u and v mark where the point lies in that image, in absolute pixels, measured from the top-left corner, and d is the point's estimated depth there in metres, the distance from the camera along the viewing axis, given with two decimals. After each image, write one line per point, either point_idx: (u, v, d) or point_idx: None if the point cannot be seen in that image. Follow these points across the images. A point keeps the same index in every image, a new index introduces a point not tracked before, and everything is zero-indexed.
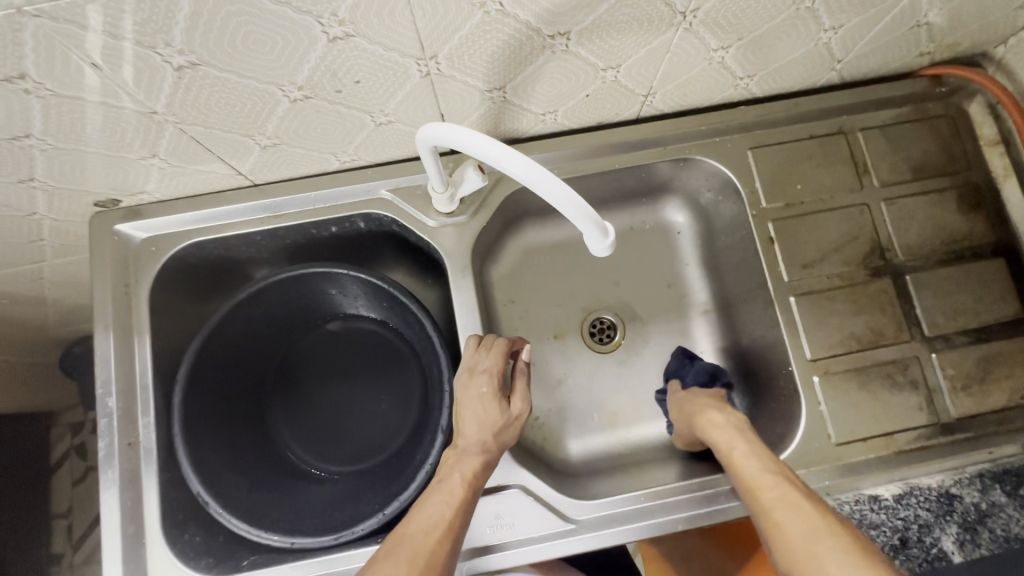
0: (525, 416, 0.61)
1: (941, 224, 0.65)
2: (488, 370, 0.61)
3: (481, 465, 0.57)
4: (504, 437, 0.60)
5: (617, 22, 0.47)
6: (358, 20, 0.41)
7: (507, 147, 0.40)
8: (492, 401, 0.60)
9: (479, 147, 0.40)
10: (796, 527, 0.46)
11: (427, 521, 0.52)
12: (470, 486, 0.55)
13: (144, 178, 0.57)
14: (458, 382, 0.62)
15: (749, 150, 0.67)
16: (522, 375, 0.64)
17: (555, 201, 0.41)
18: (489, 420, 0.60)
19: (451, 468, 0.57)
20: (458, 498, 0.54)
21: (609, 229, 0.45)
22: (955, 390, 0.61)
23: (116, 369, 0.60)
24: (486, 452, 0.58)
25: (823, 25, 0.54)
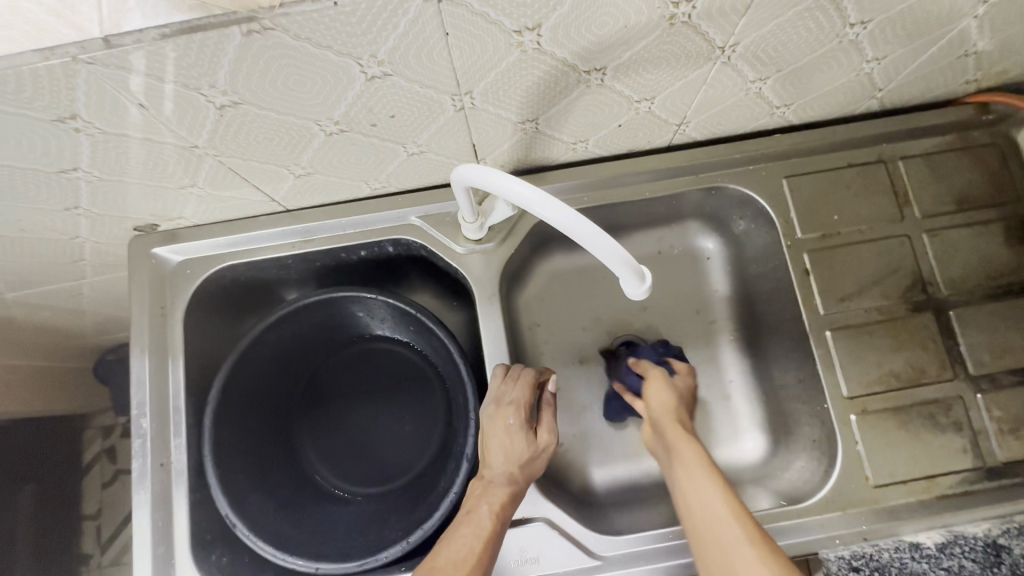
0: (552, 448, 0.61)
1: (987, 258, 0.63)
2: (515, 401, 0.60)
3: (508, 498, 0.57)
4: (531, 470, 0.59)
5: (655, 58, 0.47)
6: (396, 61, 0.41)
7: (541, 191, 0.39)
8: (519, 433, 0.60)
9: (515, 191, 0.40)
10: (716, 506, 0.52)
11: (455, 555, 0.52)
12: (498, 520, 0.55)
13: (182, 205, 0.59)
14: (484, 412, 0.61)
15: (785, 179, 0.66)
16: (549, 406, 0.63)
17: (591, 246, 0.40)
18: (516, 451, 0.59)
19: (478, 500, 0.57)
20: (487, 532, 0.54)
21: (644, 273, 0.43)
22: (1002, 433, 0.58)
23: (150, 390, 0.61)
24: (513, 485, 0.58)
25: (866, 56, 0.53)
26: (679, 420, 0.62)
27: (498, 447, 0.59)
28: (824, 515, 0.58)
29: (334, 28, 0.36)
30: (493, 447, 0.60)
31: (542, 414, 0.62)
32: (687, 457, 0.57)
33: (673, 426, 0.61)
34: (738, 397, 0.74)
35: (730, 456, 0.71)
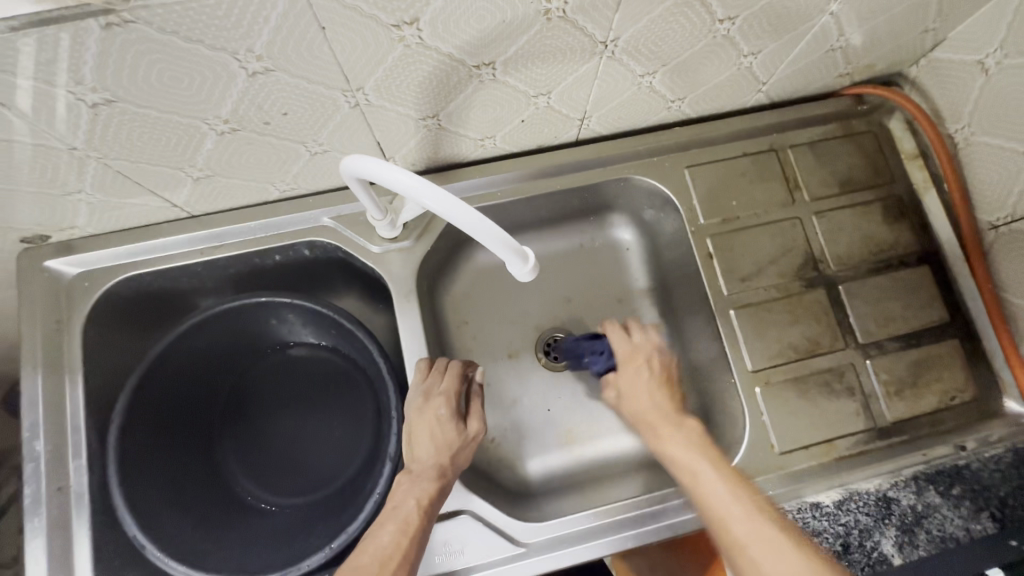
0: (480, 437, 0.62)
1: (869, 235, 0.69)
2: (444, 393, 0.61)
3: (435, 492, 0.56)
4: (460, 459, 0.60)
5: (541, 52, 0.49)
6: (276, 56, 0.41)
7: (424, 181, 0.40)
8: (449, 422, 0.61)
9: (399, 181, 0.40)
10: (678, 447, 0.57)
11: (378, 553, 0.50)
12: (425, 513, 0.54)
13: (73, 214, 0.56)
14: (412, 406, 0.61)
15: (686, 168, 0.69)
16: (477, 398, 0.64)
17: (473, 232, 0.41)
18: (445, 441, 0.60)
19: (403, 495, 0.55)
20: (413, 527, 0.53)
21: (529, 254, 0.45)
22: (890, 395, 0.64)
23: (45, 412, 0.58)
24: (442, 477, 0.58)
25: (741, 50, 0.57)
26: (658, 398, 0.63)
27: (426, 440, 0.60)
28: None
29: (202, 22, 0.36)
30: (420, 440, 0.60)
31: (470, 405, 0.64)
32: (671, 437, 0.58)
33: (663, 426, 0.60)
34: None
35: None
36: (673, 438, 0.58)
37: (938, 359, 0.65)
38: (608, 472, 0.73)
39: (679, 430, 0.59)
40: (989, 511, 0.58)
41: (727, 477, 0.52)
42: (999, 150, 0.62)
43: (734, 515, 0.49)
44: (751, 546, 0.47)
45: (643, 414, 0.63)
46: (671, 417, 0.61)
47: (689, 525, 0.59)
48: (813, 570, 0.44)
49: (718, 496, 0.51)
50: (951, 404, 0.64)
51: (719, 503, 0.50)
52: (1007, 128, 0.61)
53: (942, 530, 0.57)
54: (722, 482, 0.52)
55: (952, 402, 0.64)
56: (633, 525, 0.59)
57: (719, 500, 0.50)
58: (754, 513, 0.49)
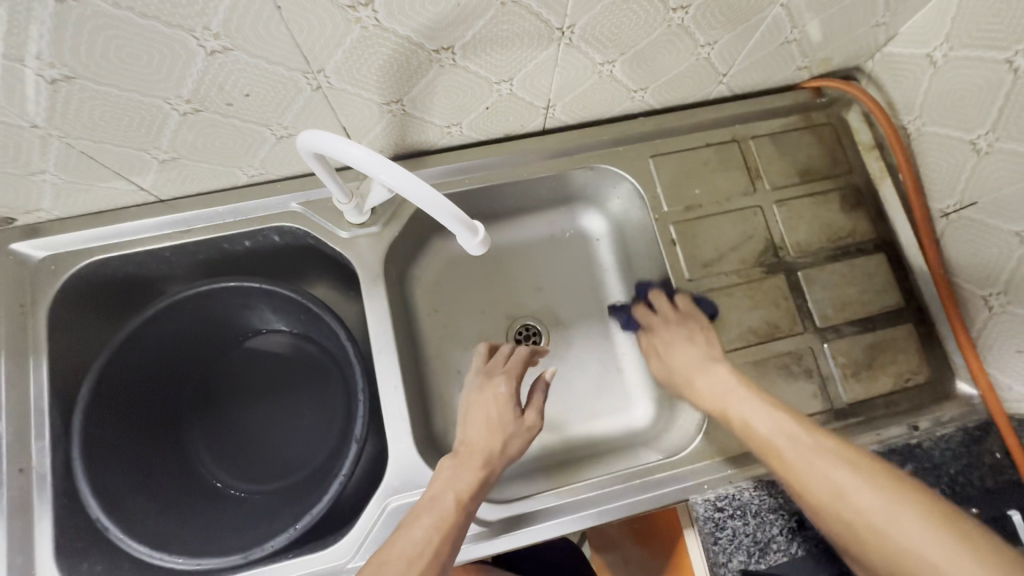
0: (537, 431, 0.63)
1: (827, 223, 0.71)
2: (504, 371, 0.66)
3: (475, 483, 0.56)
4: (508, 449, 0.60)
5: (498, 37, 0.50)
6: (233, 34, 0.42)
7: (378, 157, 0.41)
8: (505, 404, 0.63)
9: (354, 156, 0.41)
10: (746, 412, 0.56)
11: (412, 546, 0.49)
12: (462, 508, 0.53)
13: (38, 196, 0.56)
14: (476, 386, 0.65)
15: (650, 158, 0.71)
16: (541, 388, 0.65)
17: (425, 208, 0.42)
18: (499, 423, 0.62)
19: (446, 485, 0.55)
20: (449, 523, 0.51)
21: (479, 228, 0.46)
22: (846, 377, 0.65)
23: (7, 394, 0.58)
24: (484, 468, 0.57)
25: (697, 40, 0.59)
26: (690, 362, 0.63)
27: (481, 421, 0.62)
28: (695, 464, 0.62)
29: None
30: (474, 420, 0.62)
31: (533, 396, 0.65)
32: (730, 396, 0.58)
33: (714, 390, 0.59)
34: (630, 367, 0.78)
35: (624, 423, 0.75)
36: (725, 384, 0.58)
37: (893, 342, 0.67)
38: (576, 457, 0.74)
39: (723, 372, 0.60)
40: (939, 487, 0.60)
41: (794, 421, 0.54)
42: (948, 139, 0.64)
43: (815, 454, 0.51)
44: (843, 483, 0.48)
45: (694, 386, 0.61)
46: (729, 372, 0.60)
47: (649, 504, 0.60)
48: (882, 495, 0.46)
49: (788, 440, 0.52)
50: (905, 386, 0.66)
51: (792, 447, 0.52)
52: (954, 118, 0.63)
53: None
54: (786, 433, 0.52)
55: (906, 384, 0.66)
56: (594, 504, 0.60)
57: (797, 471, 0.50)
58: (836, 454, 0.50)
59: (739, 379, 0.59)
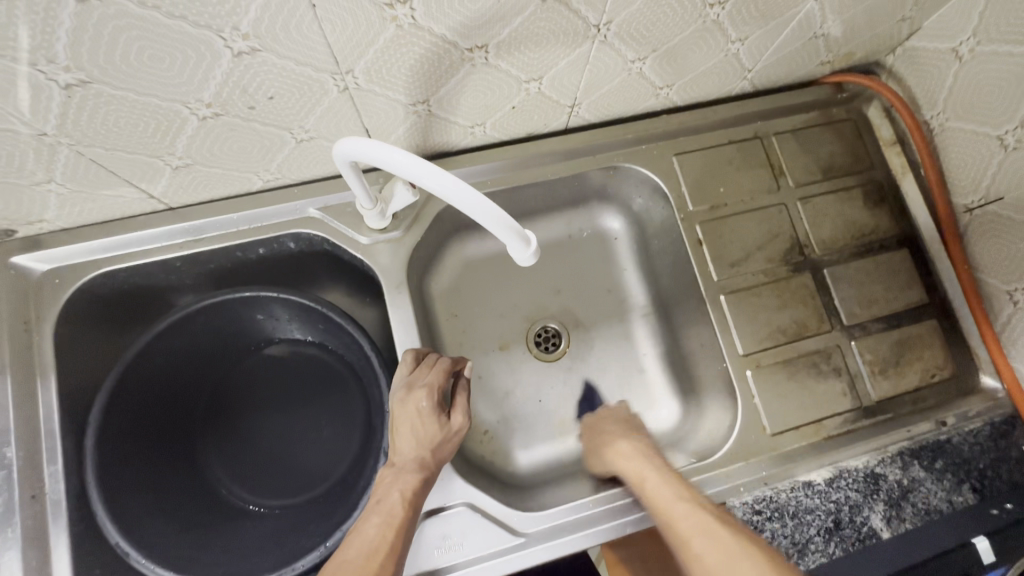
0: (465, 432, 0.60)
1: (851, 219, 0.70)
2: (426, 384, 0.58)
3: (420, 483, 0.54)
4: (442, 454, 0.58)
5: (534, 35, 0.48)
6: (264, 35, 0.39)
7: (421, 161, 0.39)
8: (431, 415, 0.58)
9: (402, 165, 0.39)
10: (673, 500, 0.52)
11: (365, 544, 0.48)
12: (411, 504, 0.52)
13: (42, 206, 0.53)
14: (395, 399, 0.58)
15: (675, 156, 0.70)
16: (464, 392, 0.62)
17: (475, 214, 0.41)
18: (427, 435, 0.57)
19: (388, 488, 0.53)
20: (399, 518, 0.51)
21: (530, 238, 0.44)
22: (874, 374, 0.65)
23: (15, 417, 0.54)
24: (425, 469, 0.55)
25: (730, 36, 0.57)
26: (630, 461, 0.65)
27: (408, 433, 0.57)
28: (729, 467, 0.61)
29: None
30: (402, 432, 0.57)
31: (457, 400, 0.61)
32: (657, 486, 0.54)
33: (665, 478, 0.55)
34: (653, 368, 0.78)
35: (648, 424, 0.74)
36: (629, 456, 0.60)
37: (918, 338, 0.67)
38: None
39: (631, 454, 0.60)
40: (970, 482, 0.60)
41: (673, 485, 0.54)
42: (974, 134, 0.64)
43: (678, 505, 0.52)
44: (696, 538, 0.48)
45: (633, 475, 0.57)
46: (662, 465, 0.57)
47: None
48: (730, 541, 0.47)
49: (664, 495, 0.53)
50: (932, 381, 0.66)
51: (667, 503, 0.53)
52: (981, 112, 0.63)
53: (927, 502, 0.59)
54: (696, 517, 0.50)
55: (933, 379, 0.66)
56: (630, 511, 0.60)
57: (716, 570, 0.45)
58: (696, 508, 0.51)
59: (676, 480, 0.55)
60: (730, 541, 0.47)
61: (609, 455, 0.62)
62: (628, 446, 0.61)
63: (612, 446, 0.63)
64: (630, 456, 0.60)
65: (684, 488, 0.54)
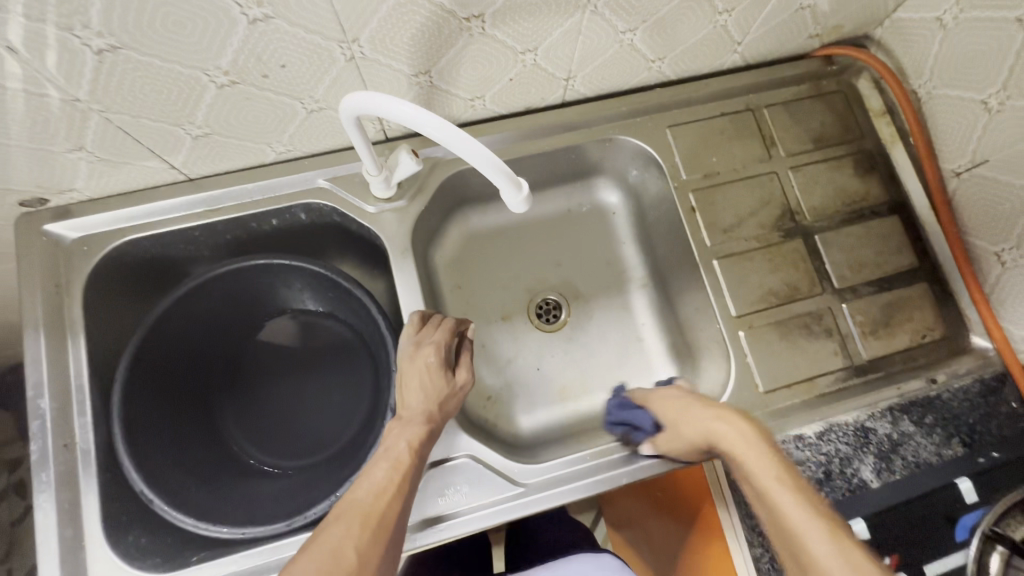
0: (469, 388, 0.64)
1: (842, 187, 0.72)
2: (434, 343, 0.62)
3: (425, 435, 0.57)
4: (447, 407, 0.61)
5: (527, 5, 0.51)
6: (276, 2, 0.43)
7: (419, 109, 0.42)
8: (439, 371, 0.61)
9: (403, 114, 0.42)
10: (781, 496, 0.45)
11: (373, 486, 0.51)
12: (416, 453, 0.55)
13: (73, 175, 0.57)
14: (403, 357, 0.61)
15: (668, 128, 0.72)
16: (465, 352, 0.66)
17: (472, 160, 0.44)
18: (434, 389, 0.60)
19: (396, 437, 0.56)
20: (406, 464, 0.54)
21: (522, 183, 0.48)
22: (865, 334, 0.67)
23: (47, 372, 0.58)
24: (431, 422, 0.58)
25: (716, 7, 0.60)
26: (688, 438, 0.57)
27: (417, 388, 0.60)
28: None
29: None
30: (411, 388, 0.60)
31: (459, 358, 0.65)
32: (768, 479, 0.47)
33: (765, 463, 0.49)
34: (650, 336, 0.80)
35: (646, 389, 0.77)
36: (728, 437, 0.53)
37: (908, 301, 0.69)
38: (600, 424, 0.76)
39: (736, 432, 0.53)
40: (959, 437, 0.62)
41: (794, 486, 0.46)
42: (959, 99, 0.66)
43: (792, 503, 0.45)
44: (814, 541, 0.42)
45: (727, 441, 0.53)
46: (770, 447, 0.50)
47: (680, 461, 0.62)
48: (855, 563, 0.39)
49: (773, 485, 0.46)
50: (922, 342, 0.68)
51: (777, 498, 0.46)
52: (965, 78, 0.64)
53: (916, 456, 0.61)
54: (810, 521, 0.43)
55: (923, 340, 0.68)
56: (626, 463, 0.62)
57: None
58: (813, 509, 0.44)
59: (781, 467, 0.48)
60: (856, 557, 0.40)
61: (689, 430, 0.57)
62: (725, 414, 0.55)
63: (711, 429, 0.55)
64: (721, 431, 0.53)
65: (799, 485, 0.46)
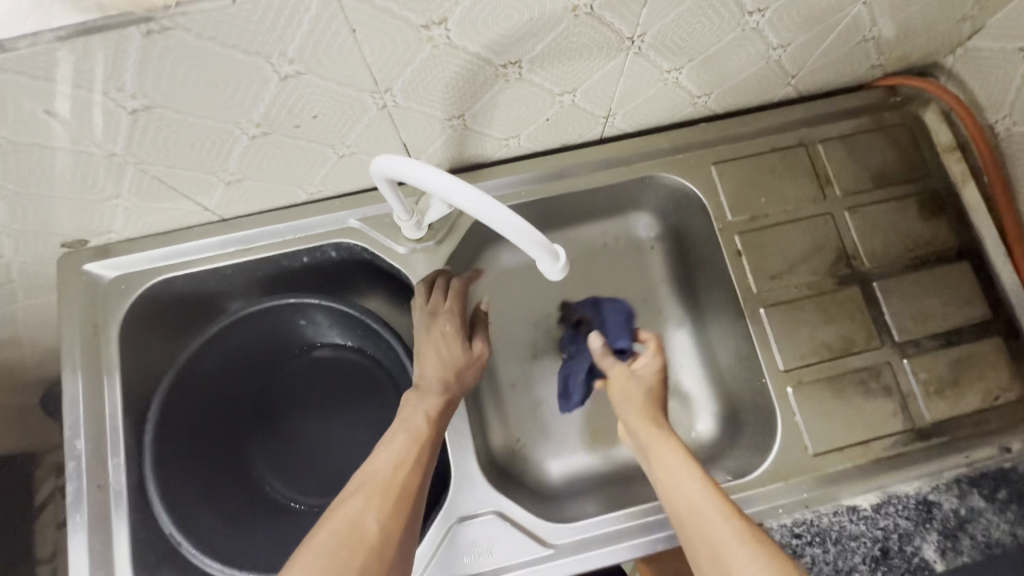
0: (485, 360, 0.65)
1: (904, 230, 0.67)
2: (448, 312, 0.64)
3: (442, 403, 0.60)
4: (464, 378, 0.63)
5: (568, 49, 0.48)
6: (308, 59, 0.41)
7: (453, 177, 0.39)
8: (454, 340, 0.63)
9: (434, 183, 0.40)
10: (678, 469, 0.54)
11: (392, 459, 0.55)
12: (434, 423, 0.58)
13: (111, 219, 0.58)
14: (420, 328, 0.64)
15: (713, 165, 0.68)
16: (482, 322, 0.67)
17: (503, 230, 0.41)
18: (451, 359, 0.62)
19: (414, 408, 0.59)
20: (424, 435, 0.57)
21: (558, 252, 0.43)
22: (929, 394, 0.62)
23: (84, 412, 0.59)
24: (448, 392, 0.61)
25: (771, 43, 0.56)
26: (658, 385, 0.63)
27: (433, 357, 0.62)
28: (768, 487, 0.59)
29: (237, 27, 0.37)
30: (427, 355, 0.63)
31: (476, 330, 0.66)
32: (668, 454, 0.55)
33: (661, 436, 0.57)
34: (689, 380, 0.76)
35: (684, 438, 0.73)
36: (635, 409, 0.61)
37: (980, 358, 0.63)
38: (634, 473, 0.72)
39: (641, 406, 0.60)
40: None
41: (688, 459, 0.54)
42: None
43: (693, 484, 0.52)
44: (717, 527, 0.48)
45: (633, 412, 0.61)
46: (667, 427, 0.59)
47: None
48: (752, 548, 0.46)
49: (684, 480, 0.52)
50: (995, 404, 0.62)
51: (675, 477, 0.53)
52: None
53: (987, 535, 0.56)
54: (709, 499, 0.50)
55: (997, 402, 0.62)
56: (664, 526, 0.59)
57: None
58: (715, 491, 0.51)
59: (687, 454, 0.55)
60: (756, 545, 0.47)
61: (619, 395, 0.63)
62: (635, 380, 0.63)
63: (619, 395, 0.63)
64: (638, 400, 0.61)
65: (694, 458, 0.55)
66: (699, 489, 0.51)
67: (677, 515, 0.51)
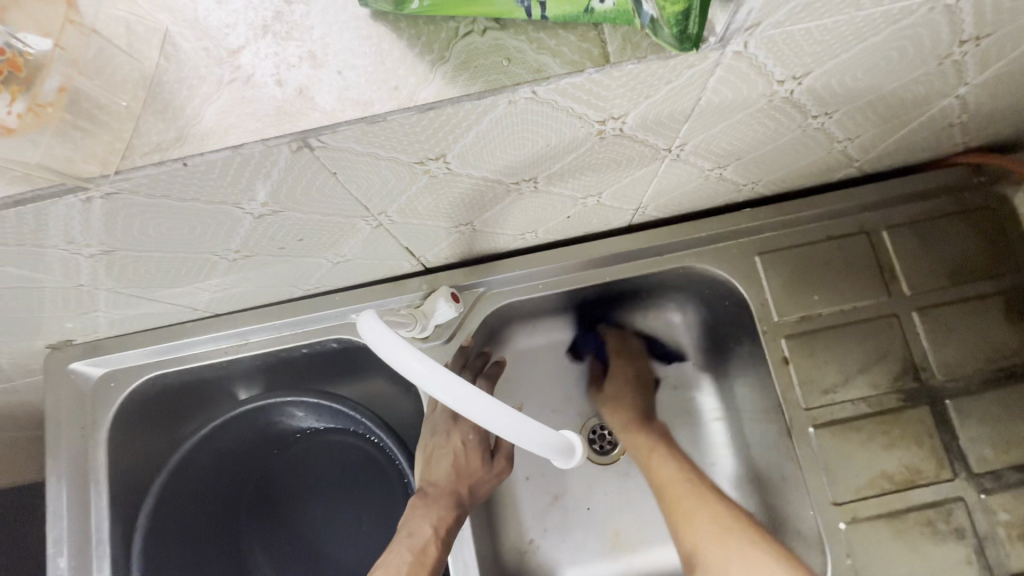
0: (505, 476, 0.63)
1: (986, 337, 0.57)
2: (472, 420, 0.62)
3: (452, 519, 0.56)
4: (477, 491, 0.60)
5: (592, 163, 0.41)
6: (283, 201, 0.35)
7: (445, 370, 0.35)
8: (475, 451, 0.61)
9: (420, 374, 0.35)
10: (648, 444, 0.65)
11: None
12: (442, 543, 0.54)
13: (93, 324, 0.54)
14: (439, 429, 0.61)
15: (757, 256, 0.60)
16: None
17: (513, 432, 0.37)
18: (466, 469, 0.60)
19: (420, 519, 0.55)
20: (432, 558, 0.53)
21: (572, 451, 0.43)
22: (1012, 539, 0.52)
23: (69, 525, 0.56)
24: (458, 503, 0.58)
25: (836, 138, 0.47)
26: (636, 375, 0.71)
27: (446, 463, 0.60)
28: None
29: (193, 184, 0.31)
30: (440, 461, 0.60)
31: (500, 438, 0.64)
32: (640, 432, 0.67)
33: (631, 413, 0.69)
34: (724, 484, 0.68)
35: None
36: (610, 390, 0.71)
37: None
38: None
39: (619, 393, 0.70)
40: None
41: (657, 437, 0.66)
42: None
43: (660, 457, 0.63)
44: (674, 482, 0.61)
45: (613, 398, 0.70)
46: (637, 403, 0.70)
47: None
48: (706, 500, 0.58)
49: (653, 454, 0.64)
50: None
51: (643, 448, 0.65)
52: None
53: None
54: (673, 467, 0.62)
55: None
56: None
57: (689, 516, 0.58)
58: (677, 459, 0.63)
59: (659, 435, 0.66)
60: (710, 500, 0.58)
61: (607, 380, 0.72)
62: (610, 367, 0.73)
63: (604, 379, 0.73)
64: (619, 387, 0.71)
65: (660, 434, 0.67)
66: (663, 454, 0.64)
67: (657, 484, 0.62)
